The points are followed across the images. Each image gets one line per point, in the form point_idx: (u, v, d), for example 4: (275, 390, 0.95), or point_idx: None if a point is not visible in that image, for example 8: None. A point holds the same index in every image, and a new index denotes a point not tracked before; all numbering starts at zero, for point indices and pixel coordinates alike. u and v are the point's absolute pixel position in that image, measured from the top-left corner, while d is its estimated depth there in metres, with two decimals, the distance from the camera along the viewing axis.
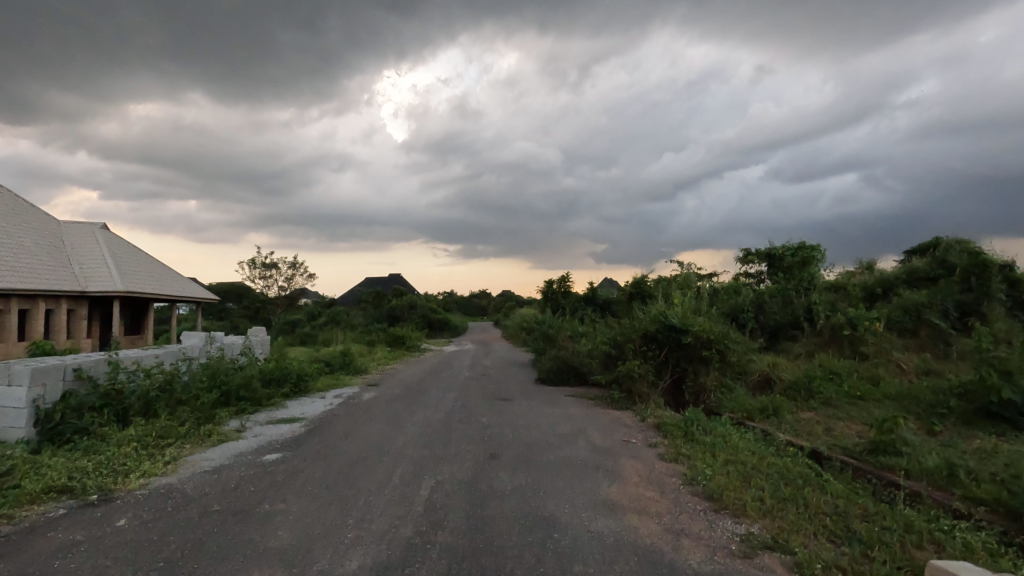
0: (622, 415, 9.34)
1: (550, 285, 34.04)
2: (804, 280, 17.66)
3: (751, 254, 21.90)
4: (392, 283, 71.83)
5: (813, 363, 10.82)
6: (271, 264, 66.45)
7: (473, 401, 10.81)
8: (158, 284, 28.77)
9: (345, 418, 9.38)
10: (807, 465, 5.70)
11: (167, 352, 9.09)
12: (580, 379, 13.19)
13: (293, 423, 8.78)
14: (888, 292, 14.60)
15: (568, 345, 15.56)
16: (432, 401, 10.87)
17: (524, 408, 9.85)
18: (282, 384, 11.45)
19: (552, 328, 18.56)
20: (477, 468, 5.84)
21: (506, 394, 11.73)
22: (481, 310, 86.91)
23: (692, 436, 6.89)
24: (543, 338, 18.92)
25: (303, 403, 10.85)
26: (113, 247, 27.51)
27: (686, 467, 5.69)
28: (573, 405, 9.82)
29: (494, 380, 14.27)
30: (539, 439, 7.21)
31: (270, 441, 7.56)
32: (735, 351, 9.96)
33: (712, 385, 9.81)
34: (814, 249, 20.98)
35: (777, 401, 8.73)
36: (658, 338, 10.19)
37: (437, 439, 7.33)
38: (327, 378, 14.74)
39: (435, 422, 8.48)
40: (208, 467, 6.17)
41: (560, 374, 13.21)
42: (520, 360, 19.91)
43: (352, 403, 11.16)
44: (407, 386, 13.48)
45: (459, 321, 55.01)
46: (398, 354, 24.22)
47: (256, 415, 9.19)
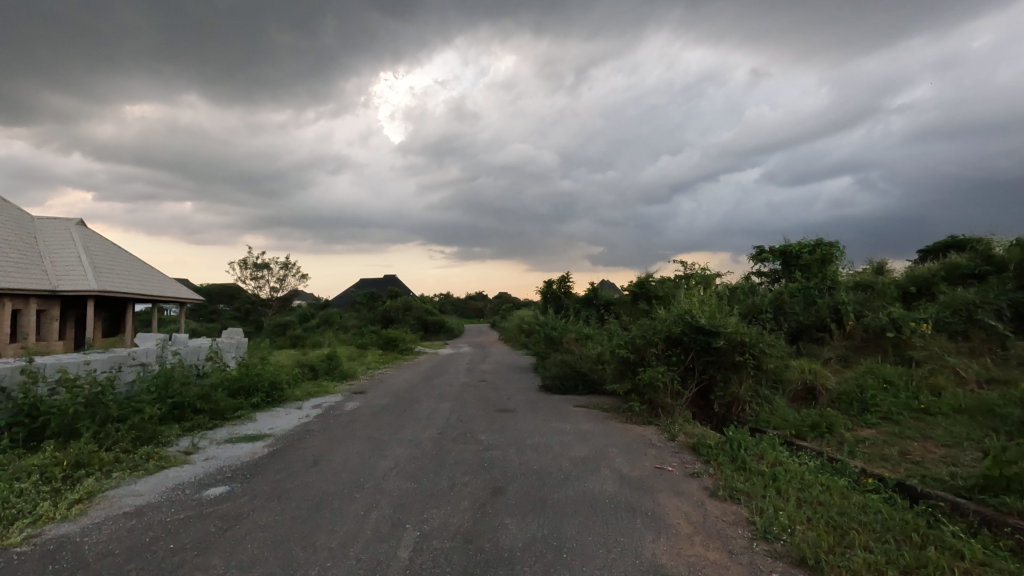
0: (645, 430, 7.98)
1: (550, 286, 32.75)
2: (826, 278, 16.35)
3: (766, 252, 20.64)
4: (387, 284, 70.46)
5: (858, 370, 9.48)
6: (263, 265, 65.00)
7: (471, 413, 9.44)
8: (138, 282, 27.35)
9: (320, 434, 8.01)
10: (909, 511, 4.38)
11: (110, 357, 7.70)
12: (590, 387, 11.81)
13: (256, 442, 7.41)
14: (925, 290, 13.34)
15: (574, 349, 14.18)
16: (423, 413, 9.50)
17: (529, 422, 8.48)
18: (251, 395, 10.05)
19: (554, 330, 17.21)
20: (477, 509, 4.48)
21: (507, 404, 10.36)
22: (477, 312, 85.51)
23: (742, 461, 5.56)
24: (545, 342, 17.56)
25: (275, 415, 9.44)
26: (89, 244, 26.10)
27: (751, 512, 4.36)
28: (586, 418, 8.46)
29: (494, 388, 12.90)
30: (553, 466, 5.86)
31: (221, 467, 6.18)
32: (772, 357, 8.63)
33: (746, 395, 8.46)
34: (833, 246, 19.77)
35: (828, 416, 7.41)
36: (683, 341, 8.84)
37: (426, 464, 5.97)
38: (309, 385, 13.34)
39: (424, 440, 7.11)
40: (129, 507, 4.79)
41: (566, 382, 11.84)
42: (520, 365, 18.56)
43: (332, 414, 9.78)
44: (396, 394, 12.08)
45: (455, 324, 53.61)
46: (390, 357, 22.87)
47: (214, 432, 7.80)
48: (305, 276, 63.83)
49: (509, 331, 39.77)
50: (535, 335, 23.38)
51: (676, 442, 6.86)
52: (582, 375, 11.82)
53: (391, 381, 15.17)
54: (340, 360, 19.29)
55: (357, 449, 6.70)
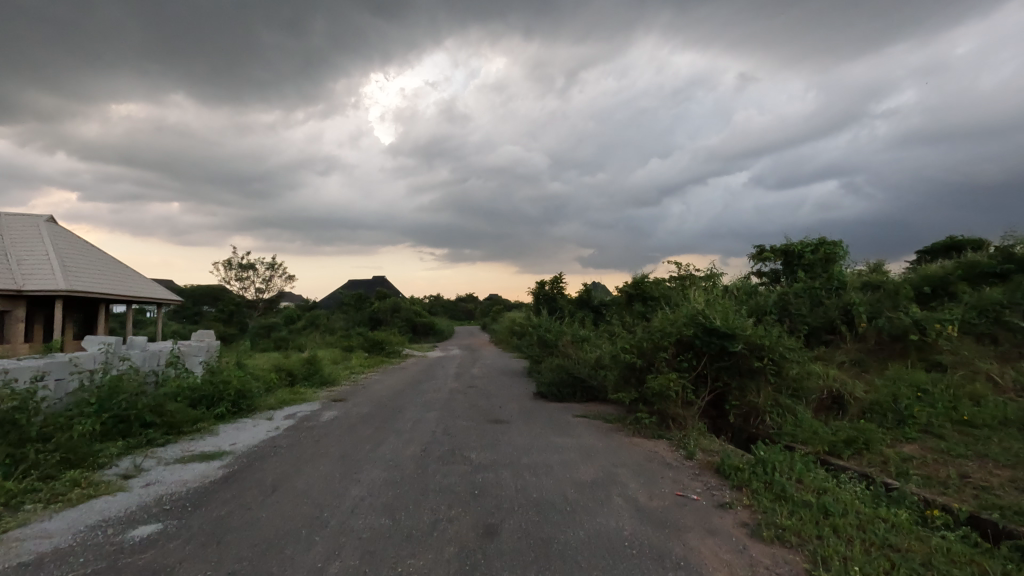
0: (656, 444, 7.09)
1: (542, 286, 31.92)
2: (832, 278, 15.56)
3: (767, 252, 19.90)
4: (375, 286, 69.29)
5: (885, 376, 8.65)
6: (248, 265, 63.61)
7: (459, 424, 8.52)
8: (111, 282, 26.12)
9: (288, 449, 7.05)
10: (1004, 561, 3.53)
11: (44, 363, 6.68)
12: (589, 395, 10.90)
13: (210, 462, 6.45)
14: (940, 290, 12.60)
15: (571, 353, 13.27)
16: (406, 424, 8.56)
17: (524, 435, 7.57)
18: (216, 405, 9.05)
19: (548, 332, 16.33)
20: (465, 560, 3.56)
21: (499, 413, 9.45)
22: (468, 314, 84.52)
23: (781, 488, 4.70)
24: (539, 345, 16.65)
25: (240, 429, 8.44)
26: (59, 242, 24.87)
27: (810, 561, 3.49)
28: (589, 431, 7.57)
29: (486, 394, 11.97)
30: (556, 494, 4.96)
31: (162, 496, 5.22)
32: (793, 362, 7.79)
33: (765, 405, 7.61)
34: (836, 245, 19.07)
35: (863, 429, 6.56)
36: (694, 345, 7.97)
37: (406, 491, 5.04)
38: (285, 393, 12.33)
39: (405, 459, 6.18)
40: (27, 554, 3.84)
41: (563, 388, 10.93)
42: (512, 369, 17.65)
43: (304, 425, 8.81)
44: (378, 402, 11.12)
45: (445, 325, 52.63)
46: (377, 360, 21.87)
47: (163, 450, 6.83)
48: (292, 277, 62.57)
49: (500, 333, 38.89)
50: (528, 338, 22.49)
51: (695, 461, 5.98)
52: (580, 381, 10.92)
53: (375, 387, 14.18)
54: (323, 364, 18.27)
55: (326, 471, 5.75)
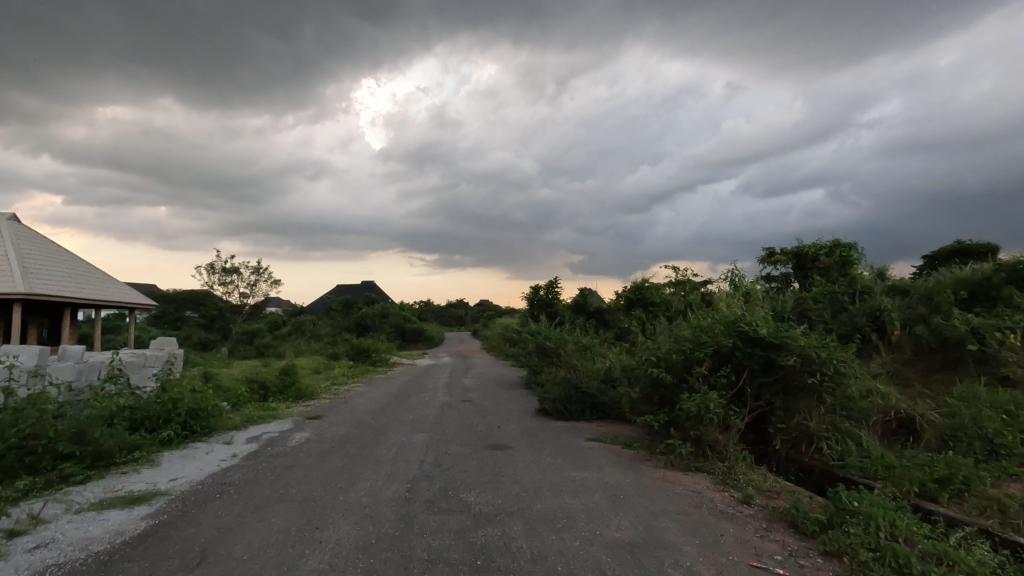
0: (695, 478, 5.80)
1: (536, 292, 30.73)
2: (855, 282, 14.28)
3: (778, 254, 18.69)
4: (364, 290, 67.72)
5: (949, 393, 7.42)
6: (232, 269, 61.80)
7: (453, 451, 7.16)
8: (79, 285, 24.48)
9: (241, 488, 5.66)
10: None
11: None
12: (600, 413, 9.57)
13: (133, 509, 5.04)
14: (983, 296, 11.37)
15: (575, 364, 11.93)
16: (389, 451, 7.17)
17: (533, 467, 6.22)
18: (164, 427, 7.62)
19: (548, 340, 15.02)
20: None
21: (499, 435, 8.11)
22: (458, 320, 83.06)
23: (904, 563, 3.42)
24: (537, 355, 15.32)
25: (188, 458, 7.00)
26: (21, 242, 23.26)
27: None
28: (612, 463, 6.25)
29: (483, 410, 10.62)
30: (590, 566, 3.64)
31: (46, 567, 3.83)
32: (852, 378, 6.55)
33: (820, 430, 6.37)
34: (851, 247, 17.90)
35: (956, 462, 5.31)
36: (734, 357, 6.72)
37: (383, 561, 3.70)
38: (254, 409, 10.88)
39: (384, 507, 4.82)
40: None
41: (570, 405, 9.59)
42: (508, 380, 16.30)
43: (268, 452, 7.40)
44: (359, 421, 9.71)
45: (435, 332, 51.20)
46: (362, 369, 20.42)
47: (78, 492, 5.41)
48: (278, 281, 60.84)
49: (492, 339, 37.55)
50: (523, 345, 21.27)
51: (757, 510, 4.68)
52: (589, 398, 9.60)
53: (357, 401, 12.75)
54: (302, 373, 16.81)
55: (279, 528, 4.38)
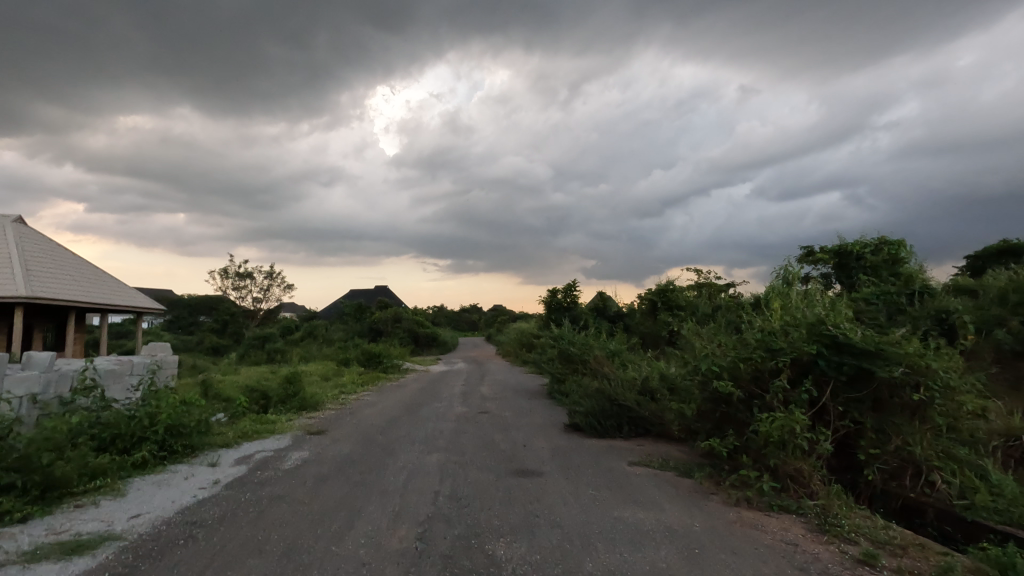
0: (780, 521, 4.60)
1: (554, 295, 29.66)
2: (912, 282, 12.91)
3: (819, 253, 17.32)
4: (377, 295, 67.05)
5: None
6: (245, 273, 61.42)
7: (474, 478, 6.04)
8: (83, 288, 23.78)
9: (213, 530, 4.57)
10: None
11: None
12: (638, 429, 8.35)
13: (71, 562, 3.95)
14: None
15: (605, 372, 10.74)
16: (398, 478, 6.05)
17: (571, 504, 5.04)
18: (137, 448, 6.57)
19: (572, 347, 13.86)
20: None
21: (525, 457, 6.95)
22: (471, 325, 82.13)
23: None
24: (561, 361, 14.20)
25: (161, 486, 5.91)
26: (25, 244, 22.61)
27: None
28: (670, 500, 5.08)
29: (504, 425, 9.48)
30: None
31: None
32: (966, 393, 5.32)
33: (930, 460, 5.14)
34: (899, 245, 16.49)
35: None
36: (819, 367, 5.48)
37: None
38: (250, 422, 9.82)
39: (389, 566, 3.70)
40: None
41: (605, 421, 8.38)
42: (529, 390, 15.13)
43: (256, 478, 6.30)
44: (365, 437, 8.61)
45: (449, 336, 50.22)
46: (373, 376, 19.40)
47: (9, 537, 4.34)
48: (290, 285, 60.34)
49: (507, 344, 36.41)
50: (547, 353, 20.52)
51: None
52: (626, 413, 8.38)
53: (365, 412, 11.66)
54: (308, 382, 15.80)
55: None
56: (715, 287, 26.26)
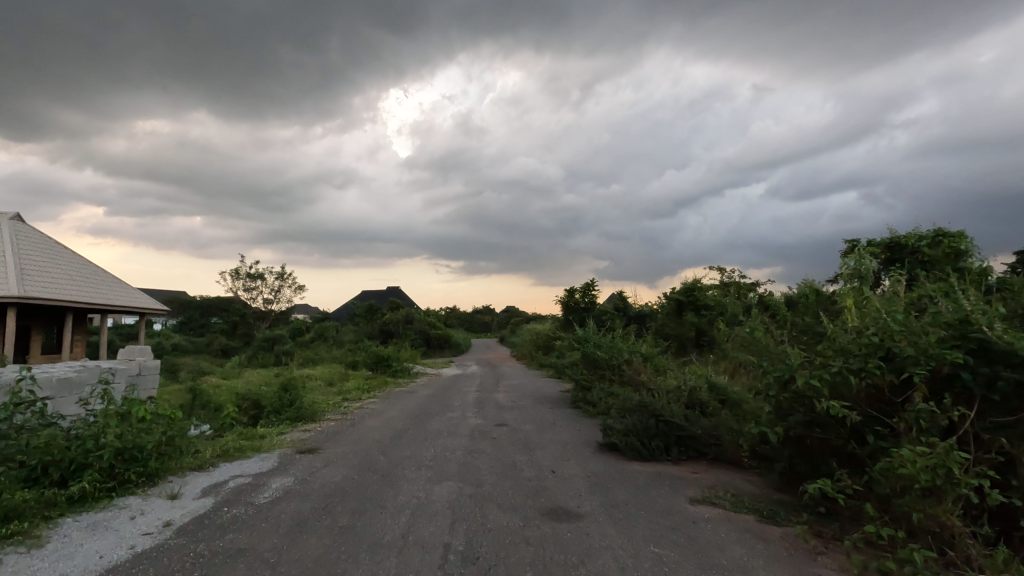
0: None
1: (571, 295, 28.34)
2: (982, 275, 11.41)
3: (868, 248, 15.73)
4: (389, 296, 66.13)
5: None
6: (256, 274, 60.82)
7: (494, 522, 4.70)
8: (82, 288, 22.89)
9: None
10: None
11: None
12: (690, 451, 6.92)
13: None
14: None
15: (642, 382, 9.32)
16: (396, 522, 4.74)
17: (631, 570, 3.68)
18: (77, 478, 5.31)
19: (599, 352, 12.48)
20: None
21: (557, 490, 5.60)
22: (484, 327, 80.90)
23: None
24: (587, 366, 12.82)
25: (95, 531, 4.63)
26: (22, 243, 21.76)
27: None
28: (764, 565, 3.72)
29: (527, 444, 8.11)
30: None
31: None
32: None
33: None
34: (957, 237, 14.90)
35: None
36: (965, 382, 4.04)
37: None
38: (235, 438, 8.56)
39: None
40: None
41: (649, 441, 6.97)
42: (549, 398, 13.77)
43: (220, 518, 5.01)
44: (364, 458, 7.31)
45: (461, 339, 48.97)
46: (381, 380, 18.18)
47: None
48: (301, 286, 59.62)
49: (522, 346, 35.08)
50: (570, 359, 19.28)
51: None
52: (674, 431, 6.96)
53: (369, 424, 10.39)
54: (310, 388, 14.59)
55: None
56: (742, 287, 24.73)
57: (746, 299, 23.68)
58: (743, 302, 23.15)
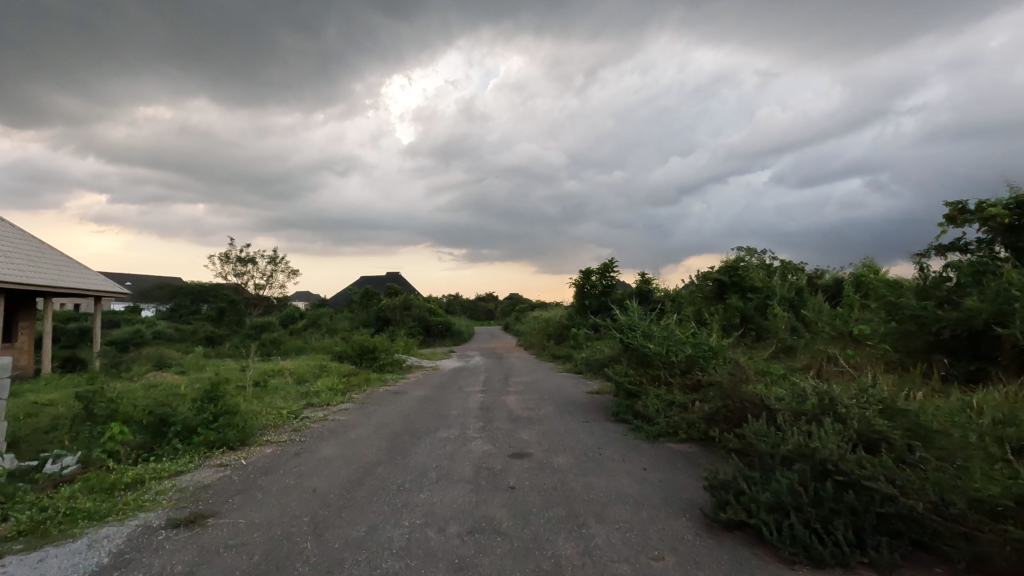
0: None
1: (587, 277, 25.00)
2: None
3: (985, 210, 12.20)
4: (388, 281, 62.99)
5: None
6: (247, 258, 57.49)
7: None
8: (16, 267, 19.47)
9: None
10: None
11: None
12: (905, 547, 3.55)
13: None
14: None
15: (745, 394, 5.91)
16: None
17: None
18: None
19: (651, 345, 9.10)
20: None
21: None
22: (487, 314, 77.72)
23: None
24: (632, 363, 9.46)
25: None
26: None
27: None
28: None
29: (571, 506, 4.73)
30: None
31: None
32: None
33: None
34: None
35: None
36: None
37: None
38: (81, 489, 5.17)
39: None
40: None
41: (829, 528, 3.56)
42: (577, 405, 10.45)
43: None
44: (277, 548, 3.93)
45: (463, 326, 45.72)
46: (363, 376, 14.80)
47: None
48: (294, 270, 56.34)
49: (529, 335, 31.76)
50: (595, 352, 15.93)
51: None
52: (875, 510, 3.54)
53: (322, 450, 7.06)
54: (265, 397, 11.27)
55: None
56: (787, 267, 21.38)
57: (794, 280, 20.25)
58: (792, 284, 19.72)
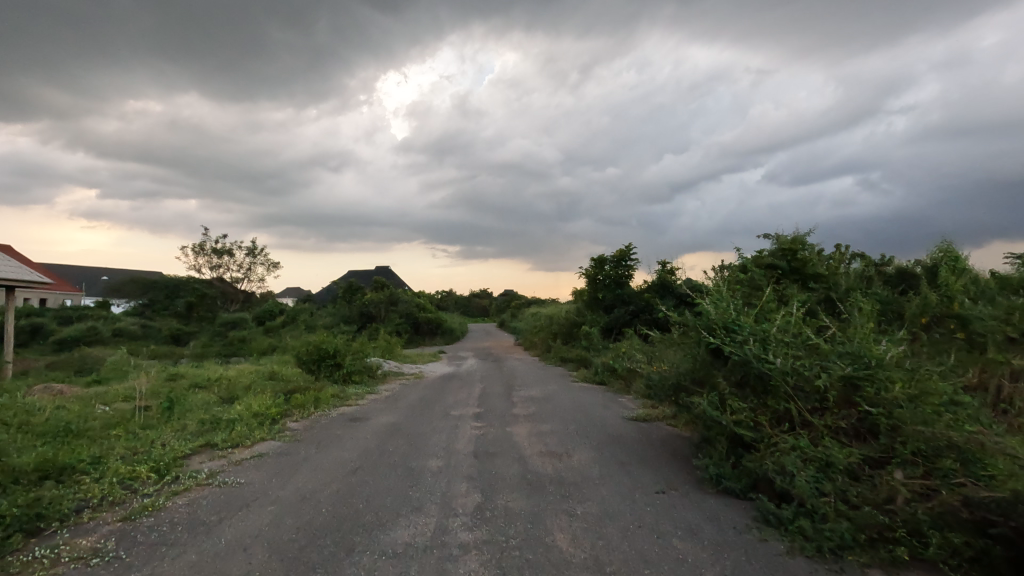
0: None
1: (599, 265, 21.12)
2: None
3: None
4: (376, 275, 59.08)
5: None
6: (224, 249, 53.15)
7: None
8: None
9: None
10: None
11: None
12: None
13: None
14: None
15: None
16: None
17: None
18: None
19: (774, 359, 5.25)
20: None
21: None
22: (481, 310, 73.91)
23: None
24: (732, 389, 5.62)
25: None
26: None
27: None
28: None
29: None
30: None
31: None
32: None
33: None
34: None
35: None
36: None
37: None
38: None
39: None
40: None
41: None
42: (629, 448, 6.62)
43: None
44: None
45: (456, 323, 41.91)
46: (316, 391, 10.88)
47: None
48: (274, 264, 52.14)
49: (530, 333, 27.89)
50: (627, 358, 12.06)
51: None
52: None
53: None
54: (143, 438, 7.29)
55: None
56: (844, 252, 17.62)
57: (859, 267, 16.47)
58: (856, 272, 16.00)
